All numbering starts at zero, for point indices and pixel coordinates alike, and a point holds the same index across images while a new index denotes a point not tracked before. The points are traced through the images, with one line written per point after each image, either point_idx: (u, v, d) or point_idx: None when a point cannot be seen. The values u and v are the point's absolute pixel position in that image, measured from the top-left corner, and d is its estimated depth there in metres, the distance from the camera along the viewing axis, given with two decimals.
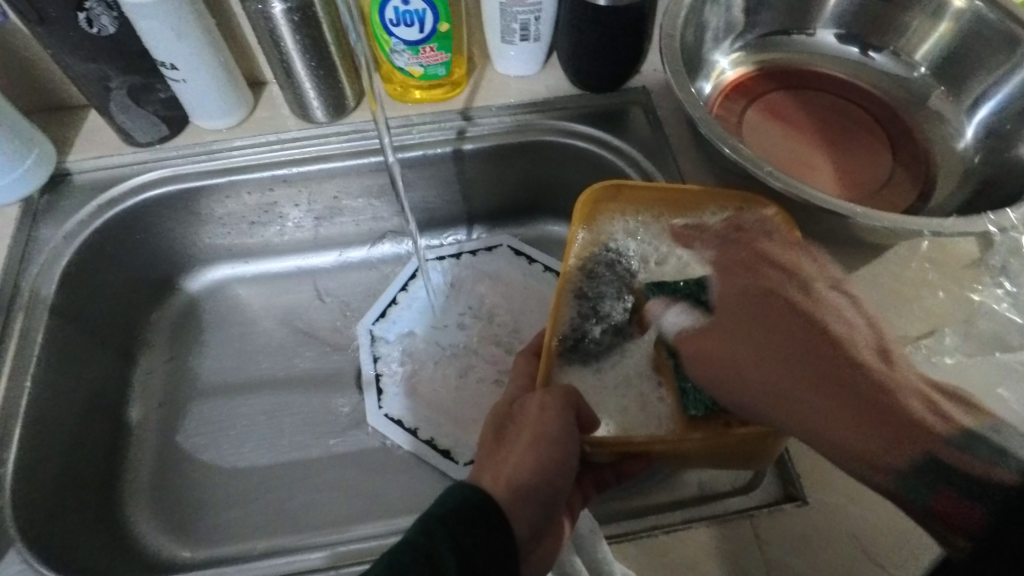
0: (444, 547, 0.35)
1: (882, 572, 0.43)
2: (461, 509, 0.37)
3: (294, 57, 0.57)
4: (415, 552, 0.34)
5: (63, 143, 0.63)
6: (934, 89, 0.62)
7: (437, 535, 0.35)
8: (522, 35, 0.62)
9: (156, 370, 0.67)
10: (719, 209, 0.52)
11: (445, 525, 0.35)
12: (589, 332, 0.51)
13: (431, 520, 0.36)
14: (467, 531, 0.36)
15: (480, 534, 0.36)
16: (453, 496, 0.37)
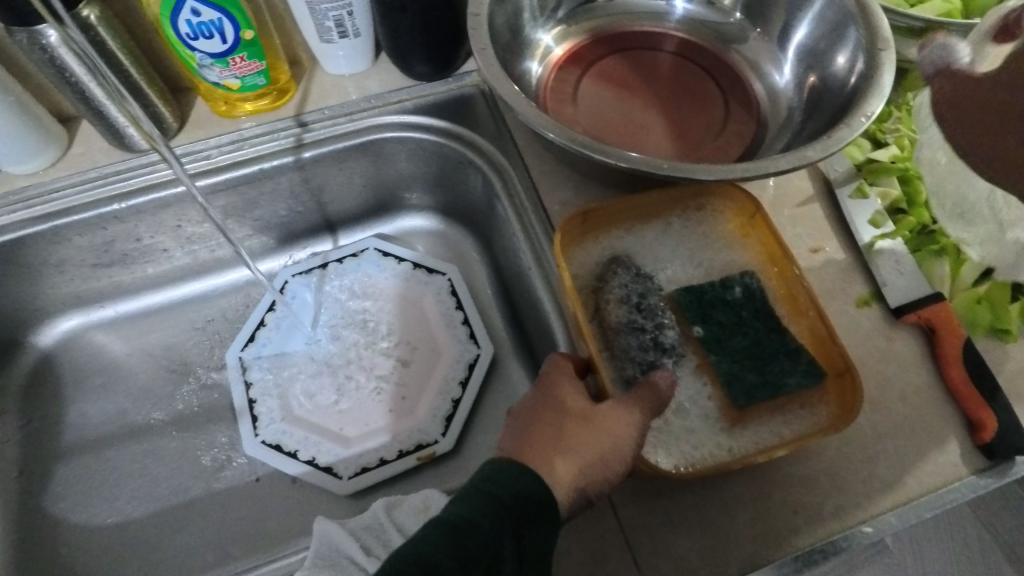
0: (505, 539, 0.34)
1: (736, 514, 0.44)
2: (528, 499, 0.36)
3: (90, 85, 0.53)
4: (478, 538, 0.33)
5: None
6: (749, 32, 0.64)
7: (493, 524, 0.34)
8: (339, 32, 0.60)
9: (12, 437, 0.62)
10: (682, 214, 0.51)
11: (511, 515, 0.35)
12: (664, 366, 0.44)
13: (494, 503, 0.35)
14: (529, 529, 0.35)
15: (540, 531, 0.36)
16: (516, 477, 0.36)
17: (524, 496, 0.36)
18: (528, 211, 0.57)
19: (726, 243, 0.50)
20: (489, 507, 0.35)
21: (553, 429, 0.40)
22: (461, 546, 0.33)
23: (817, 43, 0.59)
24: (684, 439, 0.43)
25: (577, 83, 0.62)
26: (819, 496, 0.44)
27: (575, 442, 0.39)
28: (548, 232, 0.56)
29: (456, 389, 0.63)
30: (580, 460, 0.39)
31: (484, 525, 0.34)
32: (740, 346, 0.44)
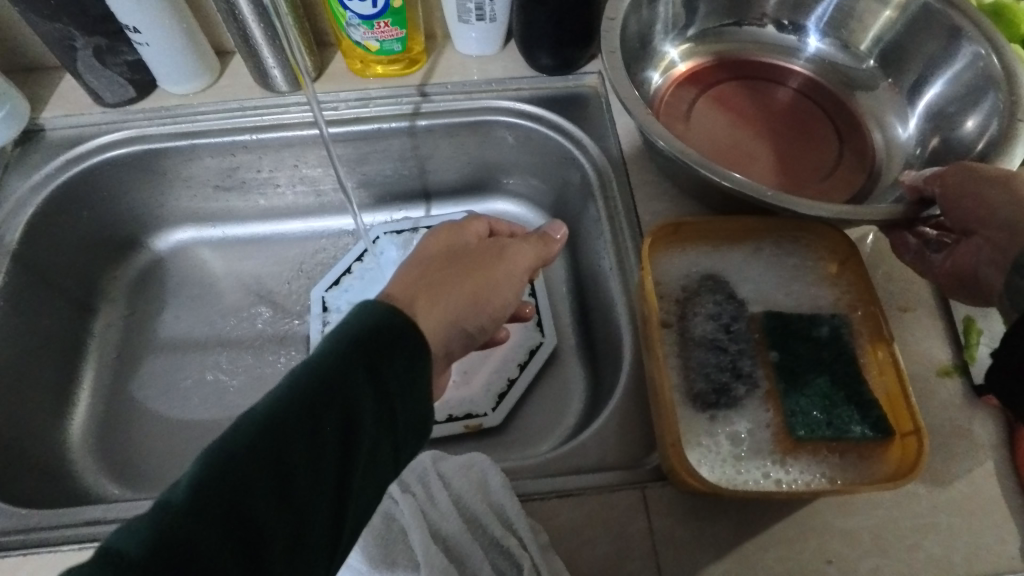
0: (359, 376, 0.34)
1: (767, 546, 0.43)
2: (378, 332, 0.36)
3: (251, 26, 0.59)
4: (325, 380, 0.33)
5: (37, 101, 0.65)
6: (879, 81, 0.63)
7: (347, 364, 0.34)
8: (477, 15, 0.64)
9: (115, 323, 0.69)
10: (778, 244, 0.51)
11: (363, 350, 0.35)
12: (734, 391, 0.44)
13: (346, 342, 0.35)
14: (386, 361, 0.36)
15: (399, 362, 0.36)
16: (367, 319, 0.36)
17: (379, 334, 0.36)
18: (620, 215, 0.59)
19: (819, 283, 0.49)
20: (339, 349, 0.35)
21: (424, 270, 0.46)
22: (304, 393, 0.33)
23: (951, 103, 0.57)
24: (730, 460, 0.43)
25: (693, 102, 0.63)
26: (858, 552, 0.44)
27: (442, 282, 0.45)
28: (635, 238, 0.57)
29: (514, 371, 0.65)
30: (446, 293, 0.44)
31: (336, 366, 0.34)
32: (814, 378, 0.43)
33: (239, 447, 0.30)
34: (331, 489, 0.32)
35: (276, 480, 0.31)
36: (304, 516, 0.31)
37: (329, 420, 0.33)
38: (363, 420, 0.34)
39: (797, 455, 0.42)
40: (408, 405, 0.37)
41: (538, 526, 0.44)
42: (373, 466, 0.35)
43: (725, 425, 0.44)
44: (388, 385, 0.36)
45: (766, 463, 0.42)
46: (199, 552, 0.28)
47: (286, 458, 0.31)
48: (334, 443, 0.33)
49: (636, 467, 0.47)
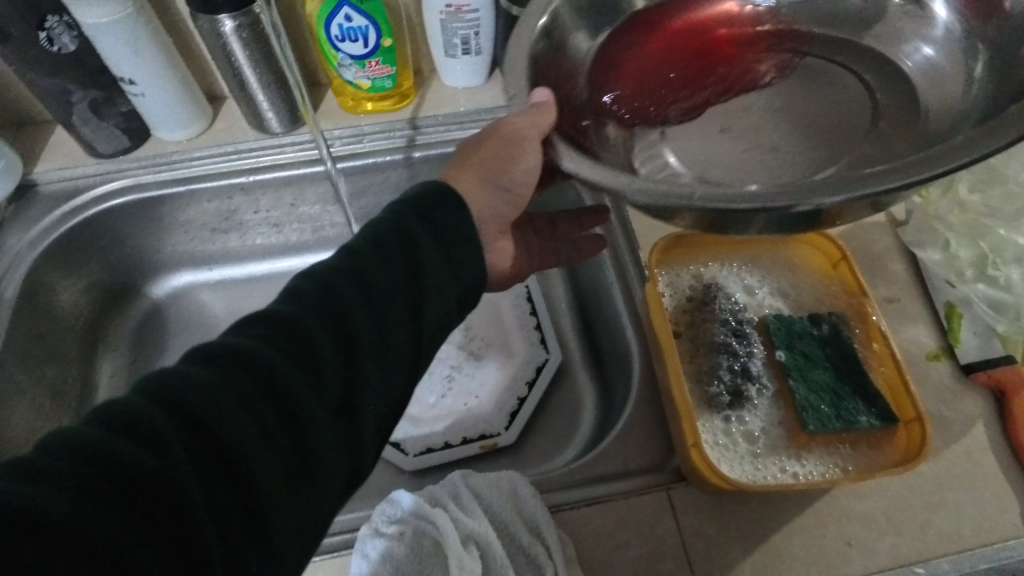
0: (423, 223, 0.40)
1: (788, 535, 0.46)
2: (440, 196, 0.42)
3: (246, 71, 0.61)
4: (394, 225, 0.40)
5: (30, 156, 0.65)
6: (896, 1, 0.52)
7: (414, 222, 0.40)
8: (464, 49, 0.66)
9: (119, 372, 0.69)
10: (772, 251, 0.54)
11: (423, 206, 0.41)
12: (747, 392, 0.46)
13: (410, 201, 0.41)
14: (448, 215, 0.41)
15: (460, 217, 0.41)
16: (427, 194, 0.42)
17: (438, 204, 0.41)
18: (617, 230, 0.61)
19: (814, 285, 0.52)
20: (406, 214, 0.40)
21: (463, 153, 0.47)
22: (380, 232, 0.39)
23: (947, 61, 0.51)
24: (748, 456, 0.44)
25: (668, 65, 0.52)
26: (872, 533, 0.46)
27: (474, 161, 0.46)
28: (633, 252, 0.60)
29: (524, 389, 0.66)
30: (476, 167, 0.45)
31: (404, 225, 0.40)
32: (819, 375, 0.46)
33: (325, 281, 0.36)
34: (407, 315, 0.37)
35: (356, 292, 0.36)
36: (388, 332, 0.36)
37: (398, 251, 0.38)
38: (432, 267, 0.39)
39: (810, 447, 0.45)
40: (470, 264, 0.41)
41: (569, 537, 0.45)
42: (445, 309, 0.39)
43: (740, 425, 0.46)
44: (445, 234, 0.40)
45: (782, 459, 0.45)
46: (305, 346, 0.33)
47: (367, 286, 0.37)
48: (407, 281, 0.38)
49: (658, 471, 0.49)
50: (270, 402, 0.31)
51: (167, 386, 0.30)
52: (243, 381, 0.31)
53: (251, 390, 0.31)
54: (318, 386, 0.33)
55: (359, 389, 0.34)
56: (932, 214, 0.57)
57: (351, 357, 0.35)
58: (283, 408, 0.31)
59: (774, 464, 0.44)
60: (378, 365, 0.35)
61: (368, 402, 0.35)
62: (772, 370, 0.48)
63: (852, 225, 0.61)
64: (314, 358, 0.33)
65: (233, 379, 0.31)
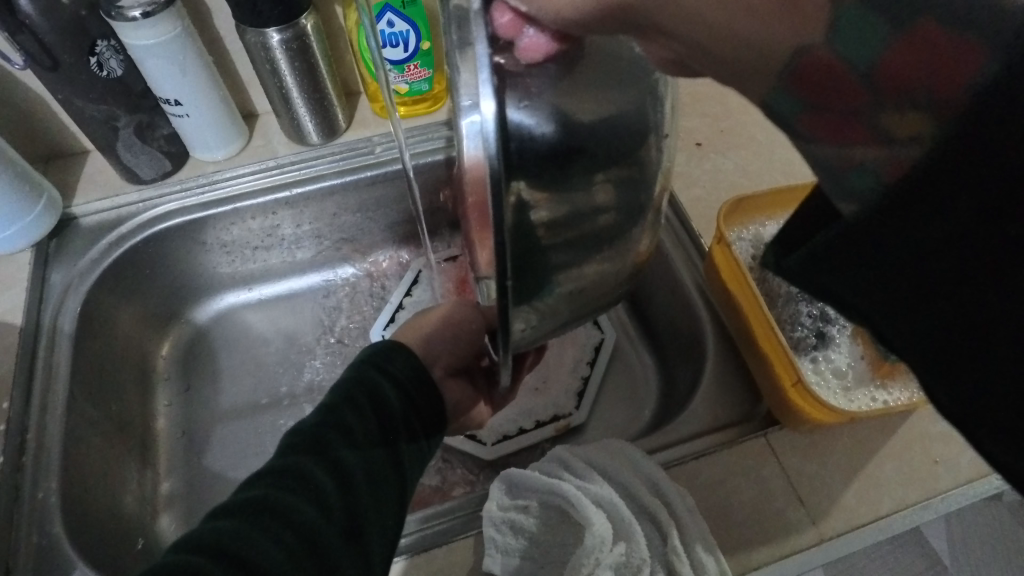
0: (376, 376, 0.47)
1: (882, 461, 0.49)
2: (385, 354, 0.50)
3: (291, 84, 0.61)
4: (359, 379, 0.47)
5: (66, 189, 0.64)
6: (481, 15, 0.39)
7: (380, 375, 0.48)
8: None
9: (174, 400, 0.67)
10: None
11: (373, 362, 0.49)
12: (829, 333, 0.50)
13: (366, 359, 0.49)
14: (392, 365, 0.49)
15: (402, 365, 0.50)
16: (389, 353, 0.50)
17: (399, 360, 0.50)
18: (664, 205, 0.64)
19: None
20: (374, 369, 0.48)
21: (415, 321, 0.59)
22: (348, 387, 0.46)
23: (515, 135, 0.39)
24: (840, 391, 0.48)
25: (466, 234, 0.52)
26: (954, 450, 0.50)
27: (422, 328, 0.57)
28: (684, 223, 0.63)
29: (586, 368, 0.69)
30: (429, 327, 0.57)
31: (373, 376, 0.47)
32: None
33: (319, 433, 0.42)
34: (388, 453, 0.44)
35: (339, 434, 0.42)
36: (377, 468, 0.42)
37: (360, 397, 0.45)
38: (398, 416, 0.46)
39: (894, 378, 0.48)
40: (427, 409, 0.49)
41: (685, 489, 0.47)
42: (416, 446, 0.46)
43: (826, 363, 0.49)
44: (404, 385, 0.48)
45: (870, 389, 0.48)
46: (319, 484, 0.39)
47: (354, 432, 0.43)
48: (381, 428, 0.45)
49: (751, 419, 0.52)
50: (293, 531, 0.36)
51: (207, 539, 0.34)
52: (269, 523, 0.35)
53: (285, 525, 0.36)
54: (331, 512, 0.38)
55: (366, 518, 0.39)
56: None
57: (348, 487, 0.40)
58: (311, 540, 0.36)
59: (863, 394, 0.48)
60: (375, 498, 0.41)
61: (373, 528, 0.39)
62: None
63: None
64: (326, 494, 0.38)
65: (257, 518, 0.36)
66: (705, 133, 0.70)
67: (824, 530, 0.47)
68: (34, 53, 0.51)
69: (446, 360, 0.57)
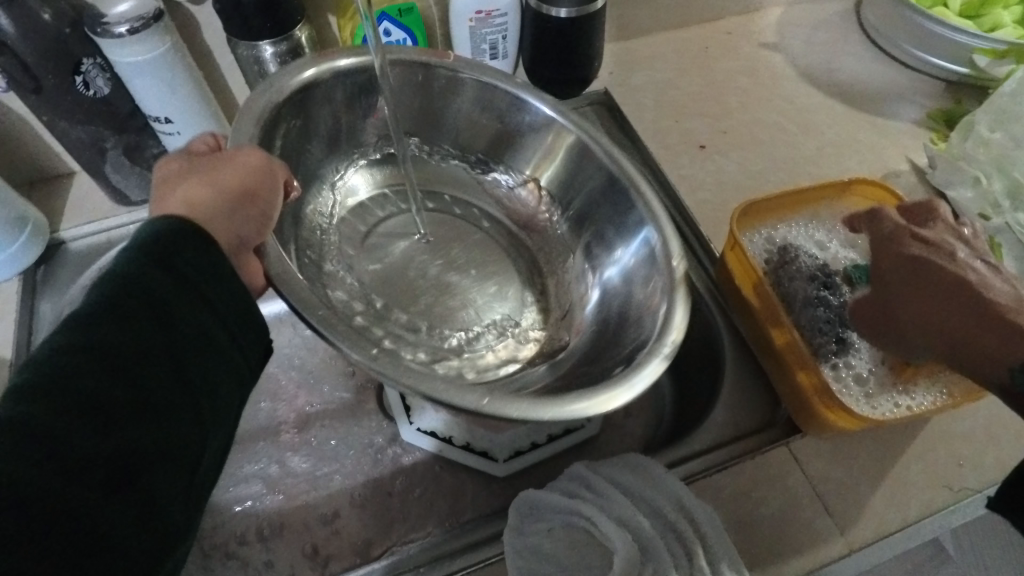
0: (152, 270, 0.32)
1: (907, 464, 0.48)
2: (164, 230, 0.33)
3: None
4: (129, 275, 0.31)
5: (52, 215, 0.61)
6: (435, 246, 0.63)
7: (146, 283, 0.31)
8: (491, 54, 0.67)
9: None
10: (830, 204, 0.57)
11: (149, 250, 0.32)
12: (848, 338, 0.49)
13: (132, 243, 0.33)
14: (180, 256, 0.33)
15: (193, 257, 0.34)
16: (166, 236, 0.33)
17: (180, 251, 0.33)
18: (670, 210, 0.63)
19: None
20: (132, 277, 0.31)
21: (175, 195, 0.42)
22: (106, 286, 0.31)
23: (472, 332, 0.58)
24: (863, 395, 0.47)
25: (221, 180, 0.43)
26: (978, 450, 0.49)
27: (177, 192, 0.41)
28: (693, 227, 0.62)
29: None
30: (208, 198, 0.40)
31: (134, 288, 0.31)
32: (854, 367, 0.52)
33: (44, 394, 0.27)
34: (166, 401, 0.30)
35: (101, 367, 0.29)
36: (145, 429, 0.29)
37: (132, 305, 0.31)
38: (183, 340, 0.32)
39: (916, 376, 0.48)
40: (231, 313, 0.35)
41: (709, 504, 0.46)
42: (216, 374, 0.33)
43: (848, 369, 0.49)
44: (206, 289, 0.34)
45: (891, 394, 0.48)
46: (47, 482, 0.25)
47: (99, 389, 0.28)
48: (154, 358, 0.30)
49: (772, 426, 0.51)
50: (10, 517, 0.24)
51: None
52: None
53: (25, 564, 0.24)
54: (94, 482, 0.27)
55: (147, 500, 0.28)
56: (957, 154, 0.61)
57: (123, 436, 0.28)
58: (51, 518, 0.25)
59: (884, 399, 0.47)
60: (156, 476, 0.29)
61: (154, 521, 0.28)
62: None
63: (882, 173, 0.65)
64: (70, 497, 0.26)
65: None
66: (707, 134, 0.69)
67: (853, 540, 0.46)
68: (17, 75, 0.48)
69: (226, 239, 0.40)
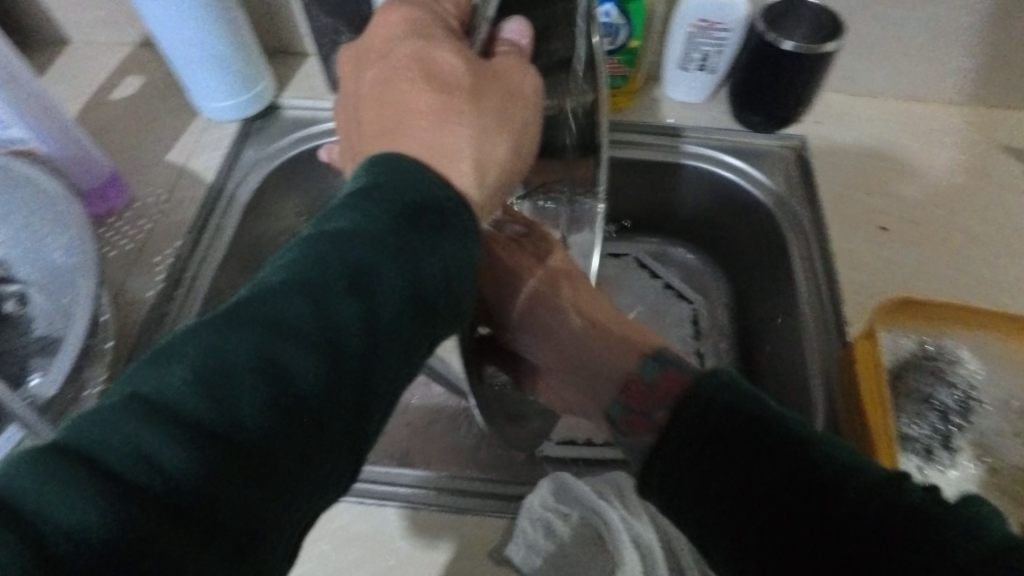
0: (377, 250, 0.31)
1: None
2: (402, 199, 0.33)
3: None
4: (350, 247, 0.31)
5: (282, 81, 0.72)
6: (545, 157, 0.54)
7: (362, 249, 0.31)
8: (699, 65, 0.66)
9: None
10: (1002, 338, 0.50)
11: (391, 213, 0.32)
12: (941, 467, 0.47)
13: (359, 210, 0.32)
14: (411, 230, 0.32)
15: (421, 236, 0.32)
16: (398, 185, 0.33)
17: (395, 206, 0.32)
18: (819, 278, 0.59)
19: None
20: (352, 239, 0.31)
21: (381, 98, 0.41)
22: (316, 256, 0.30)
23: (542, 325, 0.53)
24: None
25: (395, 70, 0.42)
26: None
27: (422, 134, 0.38)
28: (836, 304, 0.57)
29: None
30: (484, 152, 0.39)
31: (356, 254, 0.31)
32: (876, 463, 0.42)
33: (253, 357, 0.27)
34: (360, 371, 0.30)
35: (298, 348, 0.28)
36: (341, 392, 0.29)
37: (341, 283, 0.30)
38: (389, 306, 0.31)
39: None
40: (452, 268, 0.33)
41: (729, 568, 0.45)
42: (426, 324, 0.33)
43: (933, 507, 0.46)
44: (427, 274, 0.32)
45: None
46: (245, 425, 0.26)
47: (303, 364, 0.28)
48: (370, 325, 0.30)
49: None
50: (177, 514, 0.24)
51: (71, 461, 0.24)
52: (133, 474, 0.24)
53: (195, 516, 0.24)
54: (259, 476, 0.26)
55: (323, 437, 0.29)
56: None
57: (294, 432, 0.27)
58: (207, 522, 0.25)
59: None
60: (339, 430, 0.29)
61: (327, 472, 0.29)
62: (966, 443, 0.49)
63: None
64: (248, 453, 0.26)
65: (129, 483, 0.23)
66: (893, 217, 0.63)
67: None
68: None
69: (497, 181, 0.40)
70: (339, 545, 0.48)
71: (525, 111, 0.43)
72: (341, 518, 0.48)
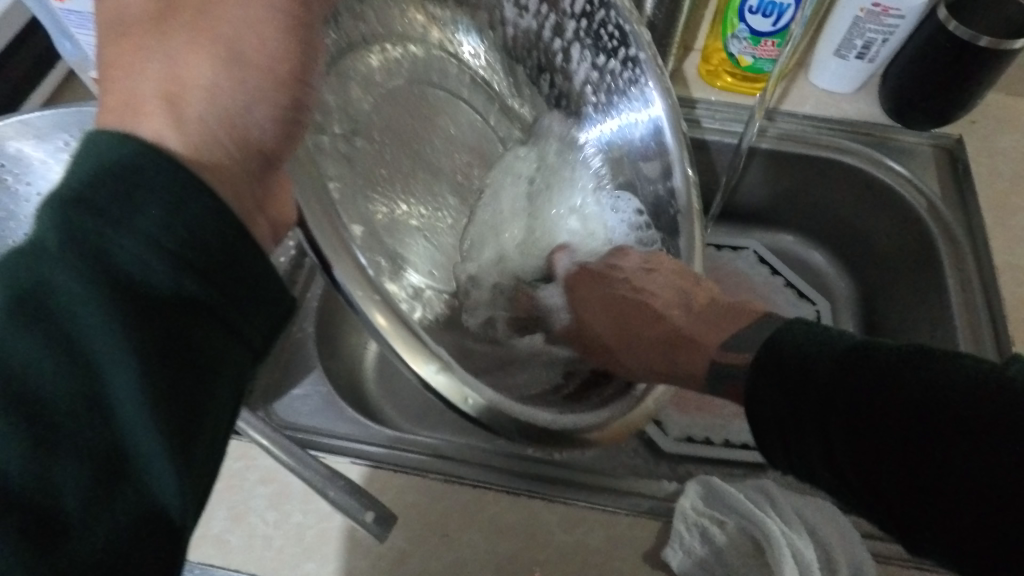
0: (108, 216, 0.22)
1: None
2: (107, 157, 0.23)
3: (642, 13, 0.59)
4: (70, 233, 0.22)
5: None
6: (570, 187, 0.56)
7: (83, 212, 0.22)
8: (859, 52, 0.62)
9: None
10: None
11: (113, 173, 0.23)
12: None
13: (59, 188, 0.22)
14: (145, 183, 0.23)
15: (169, 182, 0.23)
16: (88, 154, 0.23)
17: (108, 179, 0.22)
18: (977, 290, 0.56)
19: None
20: (54, 199, 0.22)
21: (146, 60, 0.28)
22: (36, 245, 0.22)
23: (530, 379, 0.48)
24: None
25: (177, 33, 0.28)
26: None
27: (146, 50, 0.27)
28: (995, 312, 0.55)
29: None
30: (204, 94, 0.27)
31: (76, 221, 0.22)
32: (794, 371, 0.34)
33: None
34: (110, 439, 0.22)
35: (57, 359, 0.21)
36: (89, 453, 0.21)
37: (93, 272, 0.22)
38: (106, 336, 0.22)
39: None
40: (225, 244, 0.24)
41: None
42: (191, 323, 0.24)
43: None
44: (186, 241, 0.23)
45: None
46: None
47: (10, 468, 0.20)
48: (89, 377, 0.22)
49: None
50: None
51: None
52: None
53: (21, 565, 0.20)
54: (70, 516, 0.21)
55: (111, 510, 0.21)
56: None
57: (90, 443, 0.21)
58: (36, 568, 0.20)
59: None
60: (169, 433, 0.23)
61: (174, 476, 0.23)
62: None
63: None
64: (33, 496, 0.20)
65: None
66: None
67: None
68: None
69: (239, 135, 0.28)
70: (489, 538, 0.46)
71: (269, 48, 0.29)
72: (489, 507, 0.47)
